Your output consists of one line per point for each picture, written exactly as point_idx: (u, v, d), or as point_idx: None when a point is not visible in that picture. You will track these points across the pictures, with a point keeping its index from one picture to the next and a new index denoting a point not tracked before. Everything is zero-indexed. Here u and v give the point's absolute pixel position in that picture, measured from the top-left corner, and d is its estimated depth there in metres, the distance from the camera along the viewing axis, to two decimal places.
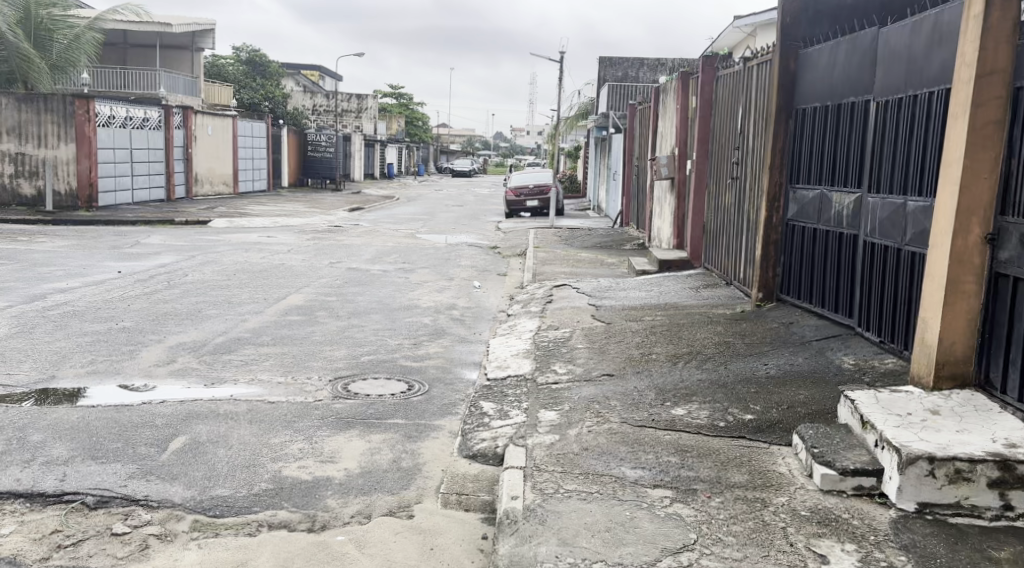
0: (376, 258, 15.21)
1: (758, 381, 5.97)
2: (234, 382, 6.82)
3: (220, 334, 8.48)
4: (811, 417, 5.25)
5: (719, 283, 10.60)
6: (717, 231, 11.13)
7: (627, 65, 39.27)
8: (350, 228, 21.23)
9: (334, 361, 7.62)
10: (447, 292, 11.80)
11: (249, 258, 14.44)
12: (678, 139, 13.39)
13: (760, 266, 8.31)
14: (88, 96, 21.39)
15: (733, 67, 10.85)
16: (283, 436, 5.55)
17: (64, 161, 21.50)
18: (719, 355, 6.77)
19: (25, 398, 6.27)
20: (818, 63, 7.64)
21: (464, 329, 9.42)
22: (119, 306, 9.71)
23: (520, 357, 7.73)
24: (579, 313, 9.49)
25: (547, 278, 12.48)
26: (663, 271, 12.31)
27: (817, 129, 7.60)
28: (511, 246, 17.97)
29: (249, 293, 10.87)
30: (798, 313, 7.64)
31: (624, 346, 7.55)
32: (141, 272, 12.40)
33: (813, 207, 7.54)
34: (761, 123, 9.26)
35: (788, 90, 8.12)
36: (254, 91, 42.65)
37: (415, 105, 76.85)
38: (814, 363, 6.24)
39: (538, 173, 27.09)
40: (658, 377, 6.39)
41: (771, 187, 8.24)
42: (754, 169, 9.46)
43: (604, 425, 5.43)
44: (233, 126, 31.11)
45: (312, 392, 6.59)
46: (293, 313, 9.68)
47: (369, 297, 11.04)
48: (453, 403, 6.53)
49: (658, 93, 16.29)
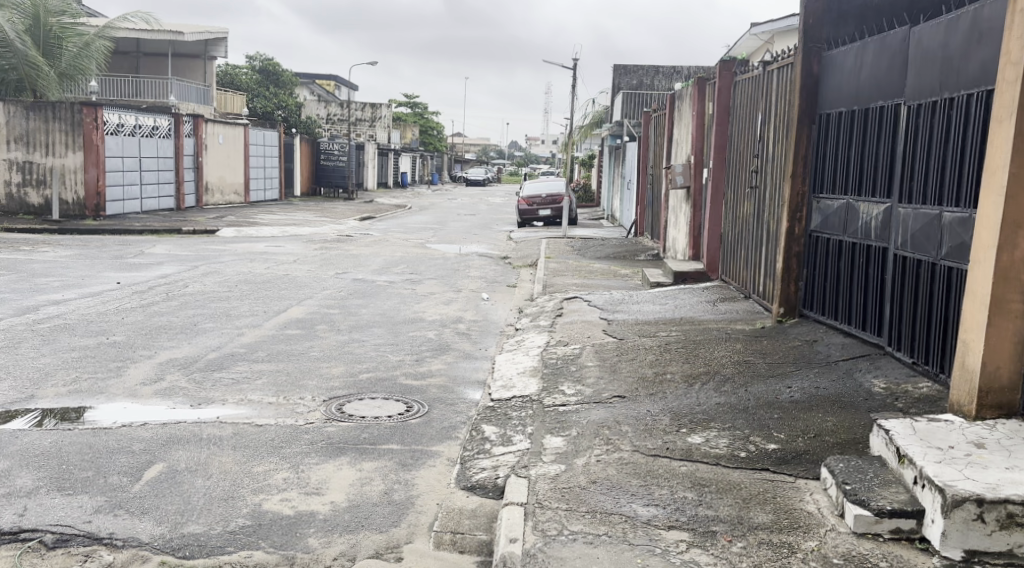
0: (383, 269, 14.83)
1: (782, 406, 5.53)
2: (222, 403, 6.44)
3: (214, 350, 8.11)
4: (840, 447, 4.82)
5: (737, 297, 10.16)
6: (735, 242, 10.70)
7: (641, 73, 38.90)
8: (359, 237, 20.88)
9: (330, 379, 7.23)
10: (454, 304, 11.40)
11: (253, 269, 14.10)
12: (694, 147, 12.97)
13: (782, 280, 7.88)
14: (96, 104, 21.09)
15: (752, 71, 10.43)
16: (268, 464, 5.16)
17: (71, 170, 21.27)
18: (738, 375, 6.34)
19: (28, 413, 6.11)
20: (844, 64, 7.20)
21: (469, 344, 9.01)
22: (113, 319, 9.37)
23: (527, 376, 7.31)
24: (590, 328, 9.06)
25: (558, 290, 12.05)
26: (678, 283, 11.86)
27: (843, 135, 7.15)
28: (522, 256, 17.57)
29: (248, 306, 10.51)
30: (822, 330, 7.19)
31: (637, 364, 7.12)
32: (140, 283, 12.08)
33: (839, 218, 7.10)
34: (782, 129, 8.82)
35: (811, 94, 7.69)
36: (266, 100, 42.50)
37: (429, 115, 76.75)
38: (842, 386, 5.80)
39: (551, 182, 26.69)
40: (672, 399, 5.97)
41: (793, 197, 7.80)
42: (774, 178, 9.02)
43: (614, 454, 5.01)
44: (245, 135, 30.90)
45: (303, 414, 6.20)
46: (291, 327, 9.30)
47: (372, 310, 10.65)
48: (453, 426, 6.12)
49: (673, 100, 15.89)
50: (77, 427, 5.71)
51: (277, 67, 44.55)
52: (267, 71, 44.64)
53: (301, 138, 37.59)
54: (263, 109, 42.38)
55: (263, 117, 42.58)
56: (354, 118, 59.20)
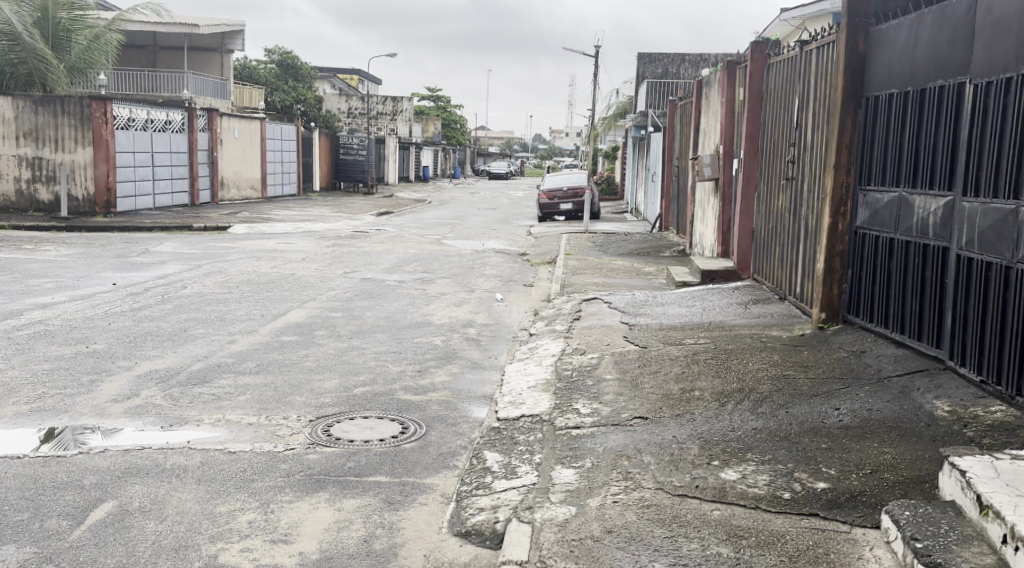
0: (394, 267, 14.15)
1: (830, 434, 4.78)
2: (196, 424, 5.77)
3: (200, 360, 7.45)
4: (902, 487, 4.08)
5: (770, 298, 9.38)
6: (769, 238, 9.91)
7: (667, 61, 38.00)
8: (374, 234, 20.22)
9: (321, 394, 6.54)
10: (465, 306, 10.70)
11: (258, 268, 13.45)
12: (724, 136, 12.15)
13: (823, 282, 7.12)
14: (105, 97, 20.70)
15: (787, 51, 9.63)
16: (234, 503, 4.48)
17: (81, 166, 20.78)
18: (777, 393, 5.58)
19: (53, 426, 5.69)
20: (897, 38, 6.40)
21: (477, 352, 8.29)
22: (99, 325, 8.74)
23: (538, 391, 6.59)
24: (610, 334, 8.31)
25: (576, 289, 11.29)
26: (707, 282, 11.06)
27: (894, 119, 6.37)
28: (541, 253, 16.83)
29: (246, 310, 9.84)
30: (870, 340, 6.42)
31: (661, 378, 6.37)
32: (138, 284, 11.49)
33: (889, 213, 6.33)
34: (822, 114, 8.04)
35: (856, 74, 6.90)
36: (286, 94, 42.08)
37: (453, 108, 76.16)
38: (899, 409, 5.03)
39: (573, 175, 25.90)
40: (702, 423, 5.22)
41: (836, 189, 7.03)
42: (813, 168, 8.23)
43: (634, 493, 4.26)
44: (262, 129, 30.36)
45: (284, 438, 5.51)
46: (288, 333, 8.62)
47: (377, 313, 9.96)
48: (452, 451, 5.41)
49: (701, 86, 15.06)
50: (27, 453, 5.12)
51: (296, 61, 43.11)
52: (285, 65, 42.96)
53: (320, 132, 37.07)
54: (282, 104, 42.03)
55: (282, 112, 42.32)
56: (375, 112, 58.69)
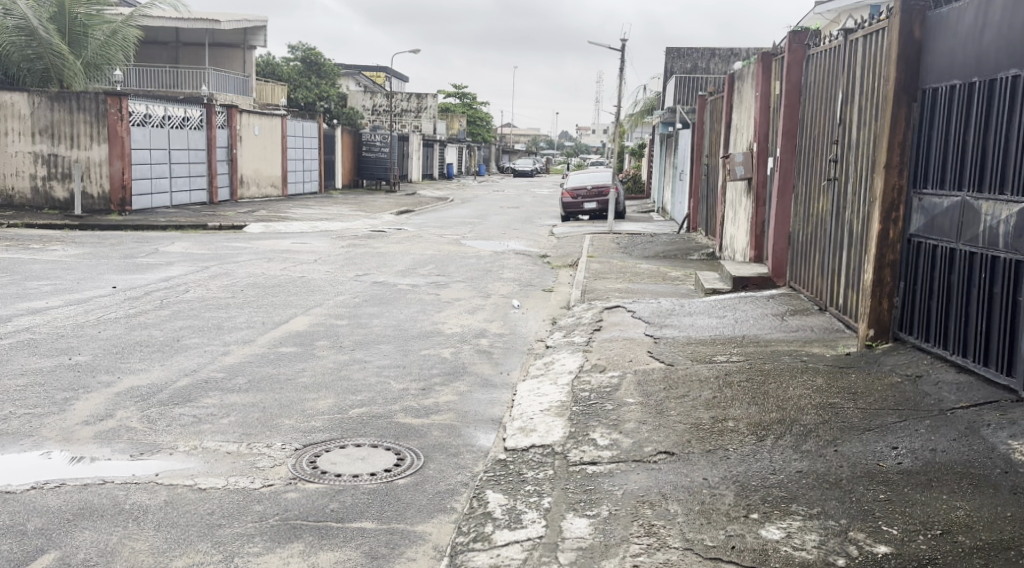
0: (408, 270, 13.54)
1: (887, 480, 4.35)
2: (168, 452, 5.16)
3: (188, 374, 6.83)
4: (980, 557, 3.53)
5: (809, 308, 8.86)
6: (806, 244, 9.44)
7: (696, 56, 37.19)
8: (393, 233, 19.63)
9: (312, 416, 5.93)
10: (480, 315, 10.11)
11: (268, 269, 12.83)
12: (758, 133, 11.48)
13: (873, 294, 6.76)
14: (121, 93, 20.15)
15: (830, 41, 9.13)
16: (193, 556, 3.88)
17: (96, 163, 20.34)
18: (823, 427, 5.16)
19: (39, 449, 5.17)
20: (959, 23, 6.04)
21: (488, 368, 7.70)
22: (89, 332, 8.12)
23: (551, 415, 6.00)
24: (633, 348, 7.68)
25: (598, 296, 10.68)
26: (738, 290, 10.32)
27: (957, 116, 6.05)
28: (563, 255, 16.22)
29: (248, 315, 9.20)
30: (928, 366, 6.05)
31: (689, 406, 5.83)
32: (140, 284, 10.90)
33: (949, 221, 6.03)
34: (871, 109, 7.61)
35: (911, 66, 6.55)
36: (308, 90, 41.68)
37: (478, 105, 75.60)
38: (966, 450, 4.62)
39: (597, 173, 25.21)
40: (737, 463, 4.75)
41: (888, 193, 6.65)
42: (859, 168, 7.83)
43: (660, 556, 3.67)
44: (283, 126, 29.94)
45: (263, 471, 4.91)
46: (288, 343, 8.01)
47: (386, 321, 9.37)
48: (451, 489, 4.81)
49: (733, 80, 14.36)
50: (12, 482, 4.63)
51: (320, 57, 42.95)
52: (309, 61, 42.66)
53: (342, 129, 36.65)
54: (304, 100, 41.56)
55: (305, 108, 41.85)
56: (399, 108, 58.11)
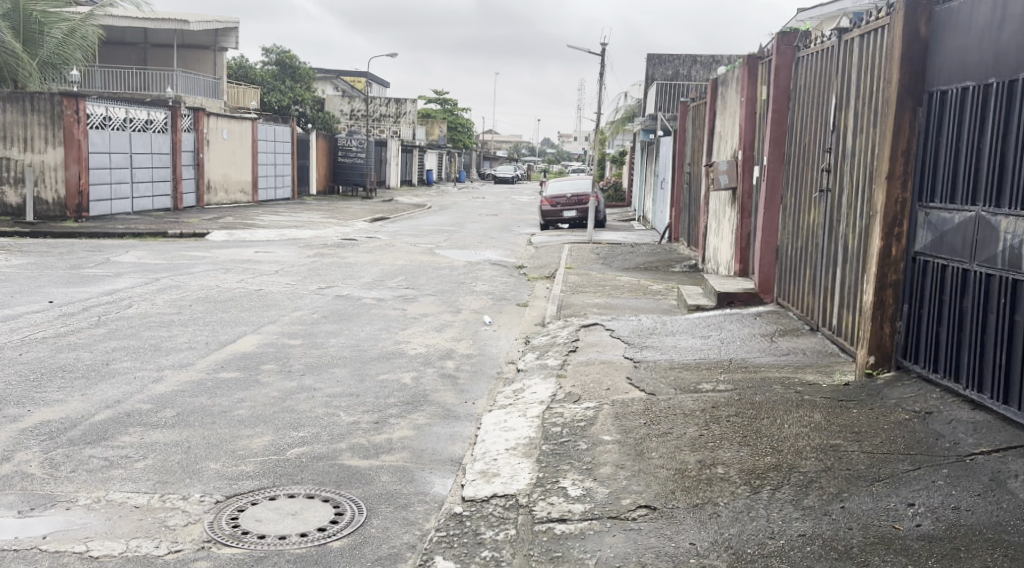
0: (375, 282, 12.81)
1: (905, 551, 3.71)
2: (65, 507, 4.40)
3: (111, 407, 6.05)
4: None
5: (799, 329, 8.22)
6: (796, 259, 8.79)
7: (677, 63, 36.75)
8: (363, 242, 18.85)
9: (241, 459, 5.18)
10: (447, 333, 9.40)
11: (224, 281, 12.03)
12: (743, 141, 10.84)
13: (874, 318, 6.11)
14: (77, 95, 19.28)
15: (822, 41, 8.51)
16: None
17: (50, 167, 19.44)
18: (827, 476, 4.51)
19: None
20: (973, 18, 5.43)
21: (451, 396, 6.97)
22: (7, 355, 7.31)
23: (517, 456, 5.29)
24: (611, 374, 6.99)
25: (573, 311, 9.99)
26: (723, 307, 9.65)
27: (969, 122, 5.44)
28: (540, 265, 15.55)
29: (191, 334, 8.42)
30: (939, 402, 5.40)
31: (673, 446, 5.13)
32: (79, 298, 10.06)
33: (962, 237, 5.40)
34: (868, 114, 6.99)
35: (916, 66, 5.92)
36: (281, 93, 40.83)
37: (459, 111, 75.02)
38: (995, 509, 3.96)
39: (577, 181, 24.60)
40: (730, 522, 4.08)
41: (890, 206, 6.01)
42: (856, 177, 7.20)
43: None
44: (254, 130, 29.07)
45: (174, 533, 4.17)
46: (230, 368, 7.25)
47: (344, 341, 8.62)
48: (395, 554, 4.10)
49: (716, 85, 13.72)
50: None
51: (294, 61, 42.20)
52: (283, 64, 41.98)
53: (316, 134, 35.83)
54: (278, 104, 40.57)
55: (279, 112, 40.94)
56: (377, 113, 57.39)
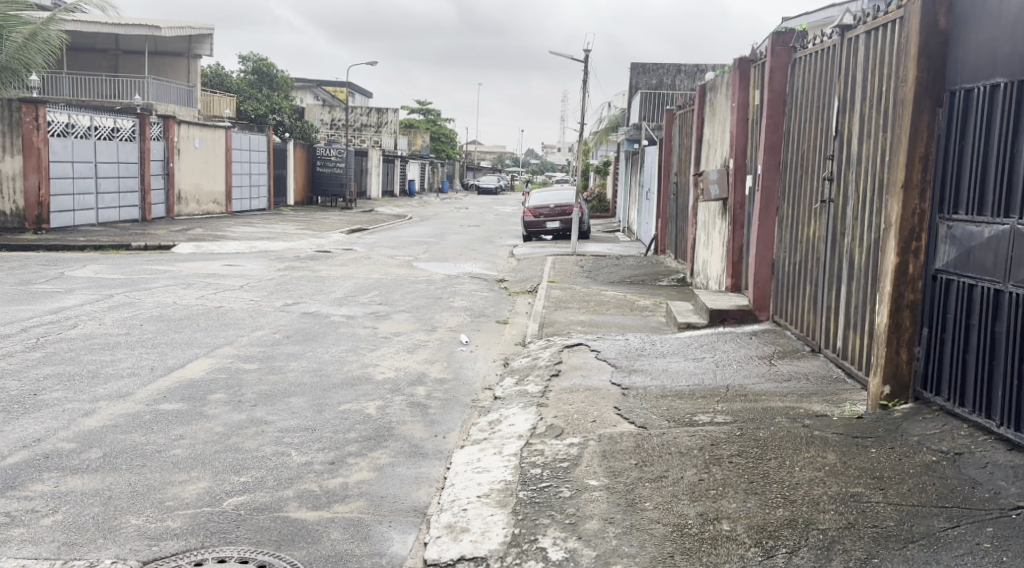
0: (346, 298, 12.09)
1: None
2: None
3: (27, 447, 5.31)
4: None
5: (800, 351, 7.56)
6: (794, 274, 8.15)
7: (661, 73, 36.32)
8: (338, 255, 18.08)
9: (169, 512, 4.46)
10: (419, 355, 8.69)
11: (182, 297, 11.26)
12: (735, 149, 10.21)
13: (890, 342, 5.45)
14: (36, 101, 18.49)
15: (822, 40, 7.89)
16: None
17: (9, 176, 18.68)
18: (851, 535, 3.84)
19: None
20: (1003, 7, 4.79)
21: (419, 429, 6.27)
22: None
23: (488, 505, 4.59)
24: (597, 402, 6.30)
25: (556, 330, 9.29)
26: (716, 325, 8.99)
27: (1000, 123, 4.79)
28: (521, 279, 14.87)
29: (135, 359, 7.67)
30: (971, 440, 4.74)
31: (670, 495, 4.43)
32: (18, 317, 9.27)
33: (995, 251, 4.75)
34: (878, 117, 6.36)
35: (936, 62, 5.27)
36: (258, 102, 40.01)
37: (442, 122, 74.57)
38: None
39: (561, 191, 23.99)
40: None
41: (907, 217, 5.35)
42: (864, 185, 6.57)
43: None
44: (228, 139, 28.27)
45: None
46: (174, 398, 6.50)
47: (304, 365, 7.89)
48: None
49: (704, 92, 13.10)
50: None
51: (272, 69, 41.43)
52: (260, 72, 41.43)
53: (294, 144, 35.09)
54: (254, 112, 39.68)
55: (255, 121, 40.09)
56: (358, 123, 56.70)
